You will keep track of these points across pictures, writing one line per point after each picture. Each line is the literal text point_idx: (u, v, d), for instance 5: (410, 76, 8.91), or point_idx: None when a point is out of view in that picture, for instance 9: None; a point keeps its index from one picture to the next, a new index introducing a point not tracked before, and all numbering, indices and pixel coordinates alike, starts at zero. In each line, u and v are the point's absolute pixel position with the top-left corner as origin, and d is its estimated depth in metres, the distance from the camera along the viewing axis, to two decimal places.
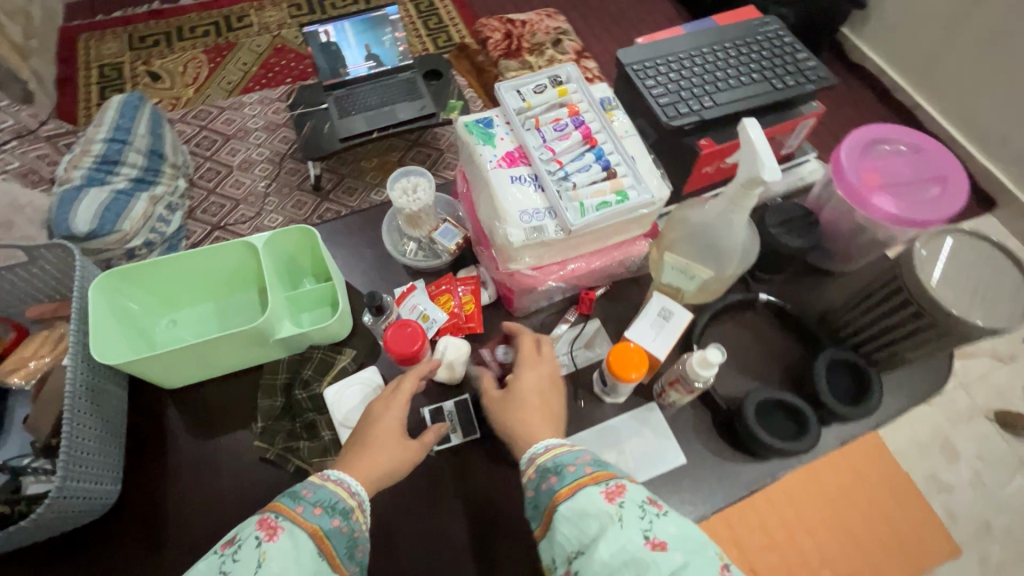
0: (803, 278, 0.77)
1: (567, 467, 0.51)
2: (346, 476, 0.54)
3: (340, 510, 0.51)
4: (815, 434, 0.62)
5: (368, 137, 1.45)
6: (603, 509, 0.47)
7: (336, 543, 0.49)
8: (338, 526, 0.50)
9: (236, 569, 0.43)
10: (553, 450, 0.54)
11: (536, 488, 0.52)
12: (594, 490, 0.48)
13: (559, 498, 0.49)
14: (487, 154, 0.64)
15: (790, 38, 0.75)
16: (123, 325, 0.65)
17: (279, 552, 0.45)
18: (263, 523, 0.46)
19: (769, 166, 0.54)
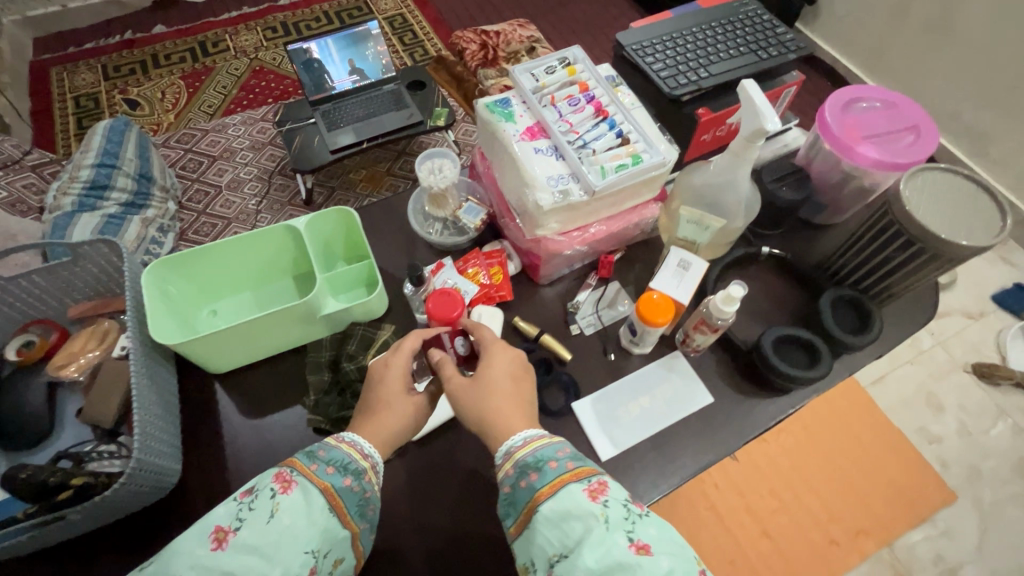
0: (799, 232, 0.84)
1: (548, 463, 0.52)
2: (359, 439, 0.57)
3: (352, 470, 0.54)
4: (829, 362, 0.67)
5: (357, 148, 1.49)
6: (588, 509, 0.47)
7: (347, 500, 0.53)
8: (349, 484, 0.53)
9: (253, 515, 0.47)
10: (531, 443, 0.54)
11: (513, 485, 0.52)
12: (576, 487, 0.49)
13: (541, 497, 0.50)
14: (510, 130, 0.69)
15: (768, 16, 0.84)
16: (171, 314, 0.68)
17: (289, 507, 0.49)
18: (278, 477, 0.50)
19: (770, 119, 0.59)
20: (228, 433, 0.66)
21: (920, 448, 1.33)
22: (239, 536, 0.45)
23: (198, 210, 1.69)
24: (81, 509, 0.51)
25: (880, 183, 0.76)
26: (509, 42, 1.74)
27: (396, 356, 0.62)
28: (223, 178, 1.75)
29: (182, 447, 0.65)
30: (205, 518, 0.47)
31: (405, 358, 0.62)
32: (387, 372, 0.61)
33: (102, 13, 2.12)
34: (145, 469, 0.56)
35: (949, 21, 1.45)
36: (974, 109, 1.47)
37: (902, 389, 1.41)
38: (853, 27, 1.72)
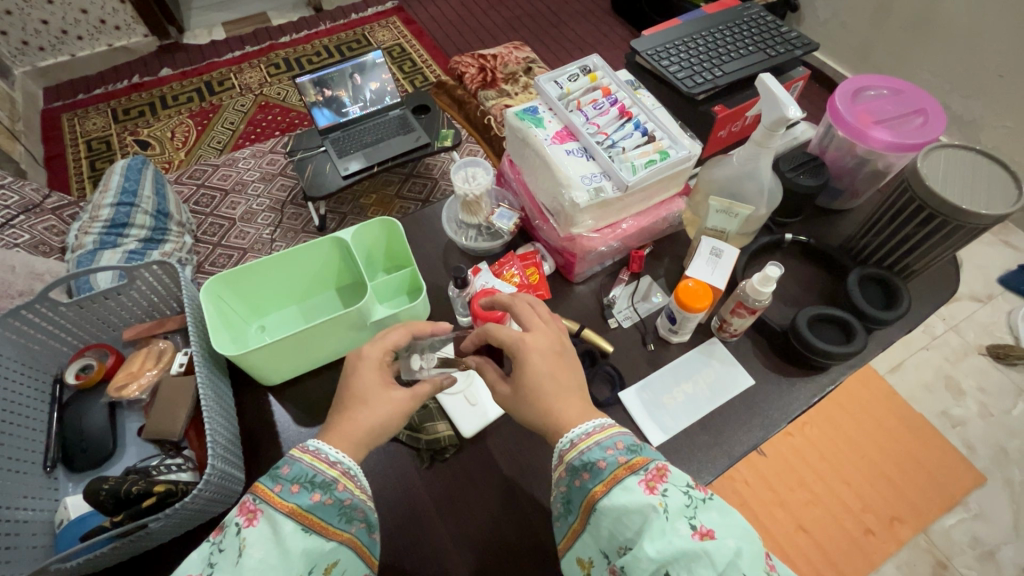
0: (815, 220, 0.88)
1: (598, 463, 0.50)
2: (324, 447, 0.54)
3: (319, 484, 0.51)
4: (863, 338, 0.69)
5: (369, 172, 1.52)
6: (644, 502, 0.45)
7: (322, 514, 0.51)
8: (321, 499, 0.51)
9: (223, 559, 0.46)
10: (592, 435, 0.52)
11: (568, 485, 0.52)
12: (633, 481, 0.47)
13: (595, 495, 0.49)
14: (541, 135, 0.73)
15: (772, 18, 0.90)
16: (228, 329, 0.71)
17: (257, 540, 0.47)
18: (243, 510, 0.49)
19: (792, 107, 0.61)
20: (286, 442, 0.68)
21: (946, 432, 1.34)
22: None
23: (213, 242, 1.72)
24: (161, 518, 0.53)
25: (894, 164, 0.79)
26: (507, 64, 1.80)
27: (374, 345, 0.61)
28: (236, 211, 1.79)
29: (244, 459, 0.66)
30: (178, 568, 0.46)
31: (383, 350, 0.61)
32: (361, 366, 0.59)
33: (109, 59, 2.19)
34: (216, 476, 0.57)
35: (931, 18, 1.51)
36: (963, 100, 1.53)
37: (922, 375, 1.43)
38: (837, 30, 1.79)
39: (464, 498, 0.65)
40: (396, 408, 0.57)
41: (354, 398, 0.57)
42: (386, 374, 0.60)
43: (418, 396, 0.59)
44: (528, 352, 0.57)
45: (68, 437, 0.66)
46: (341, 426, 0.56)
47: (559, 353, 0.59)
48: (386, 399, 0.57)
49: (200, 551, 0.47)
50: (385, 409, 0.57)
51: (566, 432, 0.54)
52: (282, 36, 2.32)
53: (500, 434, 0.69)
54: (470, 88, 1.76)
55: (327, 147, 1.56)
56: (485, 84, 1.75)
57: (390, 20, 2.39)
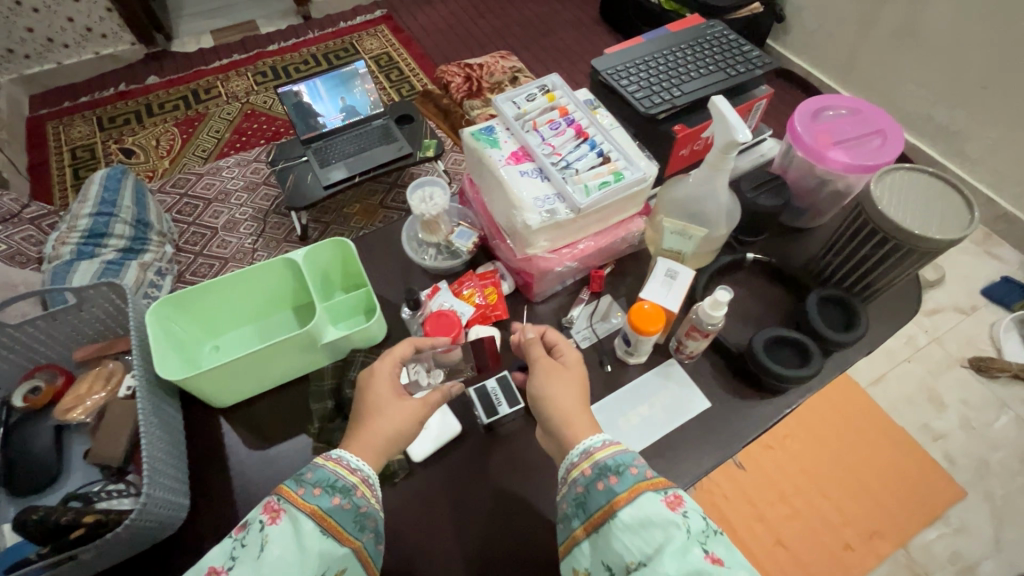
0: (780, 237, 0.87)
1: (628, 469, 0.53)
2: (345, 454, 0.57)
3: (339, 488, 0.54)
4: (819, 360, 0.69)
5: (351, 182, 1.53)
6: (669, 517, 0.48)
7: (339, 518, 0.53)
8: (340, 503, 0.53)
9: (244, 552, 0.48)
10: (617, 446, 0.56)
11: (588, 485, 0.53)
12: (655, 496, 0.50)
13: (619, 501, 0.51)
14: (496, 155, 0.72)
15: (734, 36, 0.88)
16: (176, 352, 0.69)
17: (279, 535, 0.49)
18: (269, 508, 0.51)
19: (740, 132, 0.63)
20: (234, 465, 0.67)
21: (926, 445, 1.34)
22: None
23: (196, 252, 1.72)
24: (92, 548, 0.52)
25: (853, 186, 0.78)
26: (492, 73, 1.89)
27: (384, 359, 0.63)
28: (219, 220, 1.79)
29: (190, 484, 0.65)
30: (201, 561, 0.48)
31: (393, 362, 0.63)
32: (374, 379, 0.61)
33: (97, 67, 2.20)
34: (155, 503, 0.56)
35: (914, 29, 1.52)
36: (947, 110, 1.55)
37: (903, 387, 1.42)
38: (823, 40, 1.80)
39: (412, 524, 0.64)
40: (411, 416, 0.59)
41: (369, 408, 0.59)
42: (399, 386, 0.62)
43: (429, 404, 0.61)
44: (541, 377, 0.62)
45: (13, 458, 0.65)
46: (359, 436, 0.58)
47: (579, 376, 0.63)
48: (402, 409, 0.59)
49: (223, 544, 0.49)
50: (397, 417, 0.59)
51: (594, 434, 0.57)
52: (271, 44, 2.32)
53: (450, 457, 0.69)
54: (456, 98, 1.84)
55: (309, 157, 1.57)
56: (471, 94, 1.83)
57: (378, 28, 2.39)
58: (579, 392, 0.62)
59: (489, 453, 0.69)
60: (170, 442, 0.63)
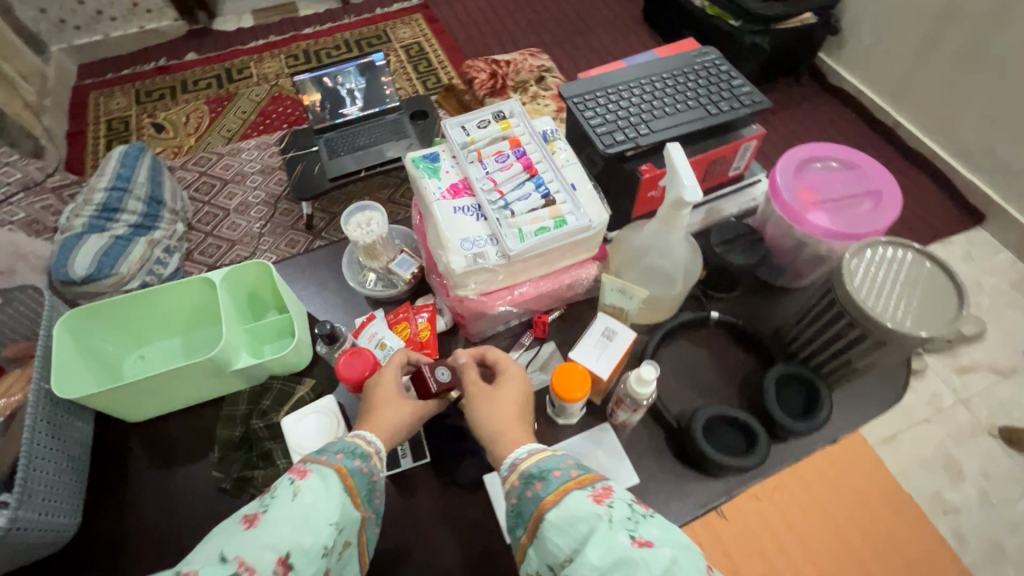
0: (757, 295, 0.78)
1: (552, 473, 0.52)
2: (363, 431, 0.59)
3: (359, 454, 0.56)
4: (764, 449, 0.62)
5: (357, 176, 1.52)
6: (591, 510, 0.46)
7: (358, 481, 0.54)
8: (359, 467, 0.55)
9: (275, 502, 0.48)
10: (537, 454, 0.55)
11: (519, 496, 0.52)
12: (580, 494, 0.48)
13: (546, 505, 0.49)
14: (432, 187, 0.67)
15: (727, 67, 0.78)
16: (90, 362, 0.68)
17: (311, 485, 0.50)
18: (295, 470, 0.52)
19: (689, 187, 0.56)
20: (138, 484, 0.66)
21: (935, 519, 1.21)
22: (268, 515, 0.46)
23: (206, 232, 1.75)
24: None
25: (836, 253, 0.69)
26: (518, 71, 1.83)
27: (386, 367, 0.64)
28: (232, 202, 1.81)
29: (85, 502, 0.65)
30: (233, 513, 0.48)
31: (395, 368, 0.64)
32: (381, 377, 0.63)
33: (141, 41, 2.26)
34: (22, 525, 0.55)
35: (986, 53, 1.37)
36: (1011, 148, 1.40)
37: (918, 451, 1.28)
38: (879, 58, 1.64)
39: None
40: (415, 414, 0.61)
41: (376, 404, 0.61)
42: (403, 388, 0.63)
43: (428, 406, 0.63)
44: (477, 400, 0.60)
45: None
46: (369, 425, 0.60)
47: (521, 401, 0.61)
48: (405, 408, 0.61)
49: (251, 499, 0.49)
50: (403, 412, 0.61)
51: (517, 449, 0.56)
52: (306, 27, 2.33)
53: None
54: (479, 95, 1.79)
55: (320, 147, 1.55)
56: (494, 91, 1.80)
57: (413, 16, 2.36)
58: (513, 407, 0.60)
59: (393, 504, 0.65)
60: (64, 459, 0.62)
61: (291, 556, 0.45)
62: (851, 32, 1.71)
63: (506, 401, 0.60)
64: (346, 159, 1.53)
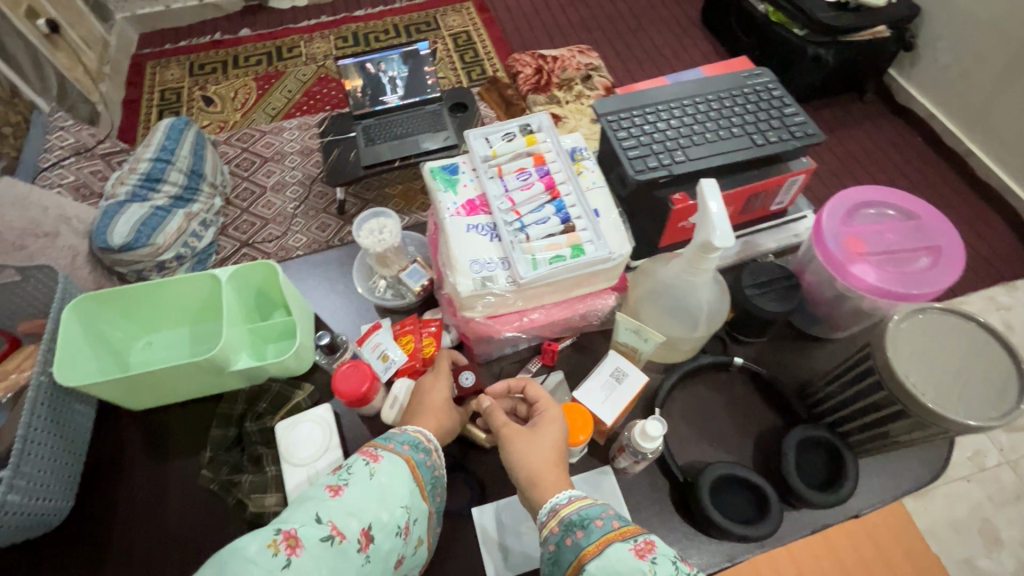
0: (787, 343, 0.72)
1: (594, 522, 0.49)
2: (424, 426, 0.59)
3: (423, 448, 0.56)
4: (776, 519, 0.57)
5: (390, 166, 1.50)
6: (635, 566, 0.44)
7: (423, 473, 0.55)
8: (424, 459, 0.56)
9: (352, 481, 0.50)
10: (576, 501, 0.51)
11: (559, 543, 0.49)
12: (623, 547, 0.46)
13: (586, 556, 0.47)
14: (447, 202, 0.64)
15: (780, 92, 0.72)
16: (97, 347, 0.69)
17: (386, 468, 0.52)
18: (368, 452, 0.53)
19: (720, 231, 0.51)
20: (133, 471, 0.66)
21: None
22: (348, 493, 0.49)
23: (242, 208, 1.78)
24: None
25: (882, 309, 0.63)
26: (564, 68, 1.78)
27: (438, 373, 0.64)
28: (270, 179, 1.84)
29: (81, 484, 0.66)
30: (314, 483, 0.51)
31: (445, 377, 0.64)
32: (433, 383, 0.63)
33: (200, 14, 2.31)
34: (10, 508, 0.55)
35: None
36: None
37: (953, 510, 1.19)
38: (956, 80, 1.51)
39: None
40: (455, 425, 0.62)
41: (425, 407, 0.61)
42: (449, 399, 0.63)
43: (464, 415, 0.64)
44: (512, 437, 0.55)
45: None
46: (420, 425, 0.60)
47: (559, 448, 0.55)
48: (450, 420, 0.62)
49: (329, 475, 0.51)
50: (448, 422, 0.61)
51: (551, 496, 0.53)
52: (358, 9, 2.33)
53: None
54: (521, 90, 1.78)
55: (357, 133, 1.55)
56: (537, 87, 1.76)
57: (465, 5, 2.32)
58: (551, 449, 0.55)
59: None
60: (60, 444, 0.63)
61: (373, 528, 0.48)
62: (927, 50, 1.58)
63: (544, 447, 0.55)
64: (381, 147, 1.52)
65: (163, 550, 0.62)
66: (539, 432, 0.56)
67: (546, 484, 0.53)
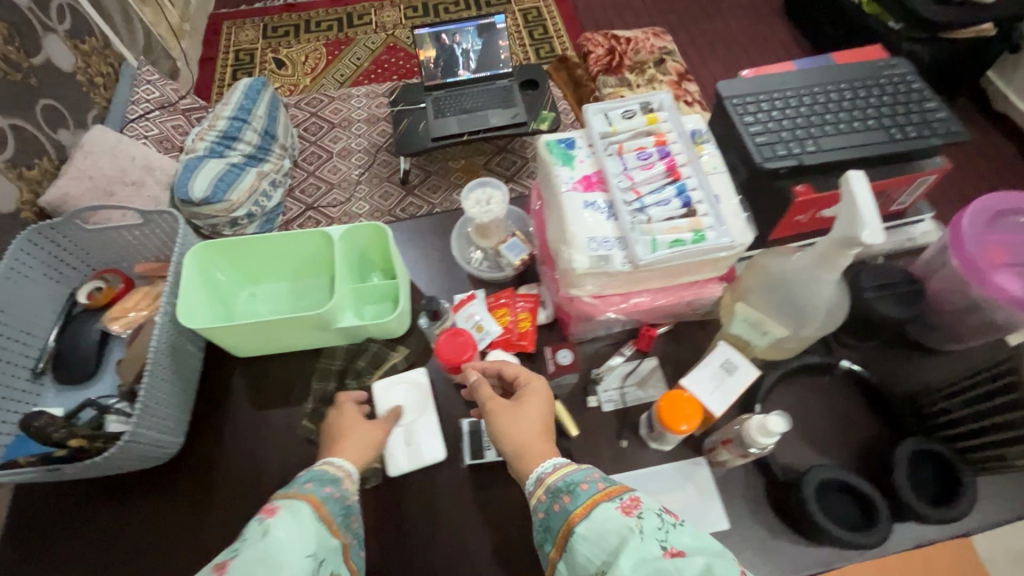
0: (897, 350, 0.69)
1: (579, 486, 0.49)
2: (331, 460, 0.56)
3: (329, 479, 0.54)
4: (885, 531, 0.55)
5: (459, 139, 1.49)
6: (623, 522, 0.43)
7: (330, 508, 0.52)
8: (331, 492, 0.53)
9: (244, 544, 0.45)
10: (561, 468, 0.52)
11: (547, 510, 0.49)
12: (608, 505, 0.45)
13: (574, 519, 0.46)
14: (564, 176, 0.63)
15: (920, 84, 0.67)
16: (210, 293, 0.71)
17: (282, 522, 0.46)
18: (264, 509, 0.48)
19: (870, 226, 0.48)
20: (236, 415, 0.69)
21: None
22: (239, 557, 0.43)
23: (308, 171, 1.77)
24: (76, 466, 0.56)
25: (1015, 324, 0.59)
26: (638, 51, 1.70)
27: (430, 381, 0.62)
28: (336, 146, 1.83)
29: (189, 422, 0.69)
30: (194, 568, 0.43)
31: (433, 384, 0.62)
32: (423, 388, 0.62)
33: None
34: (138, 439, 0.58)
35: None
36: None
37: None
38: None
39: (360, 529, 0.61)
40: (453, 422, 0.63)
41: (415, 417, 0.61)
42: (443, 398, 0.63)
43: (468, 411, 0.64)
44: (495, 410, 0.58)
45: (65, 347, 0.72)
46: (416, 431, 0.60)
47: (544, 420, 0.58)
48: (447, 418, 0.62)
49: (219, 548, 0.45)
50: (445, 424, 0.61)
51: (538, 464, 0.53)
52: None
53: (427, 479, 0.64)
54: (592, 70, 1.73)
55: (427, 105, 1.54)
56: (609, 68, 1.70)
57: None
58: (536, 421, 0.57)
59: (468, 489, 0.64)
60: (175, 383, 0.65)
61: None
62: None
63: (531, 418, 0.57)
64: (450, 121, 1.51)
65: (265, 491, 0.65)
66: (526, 404, 0.58)
67: (532, 454, 0.54)
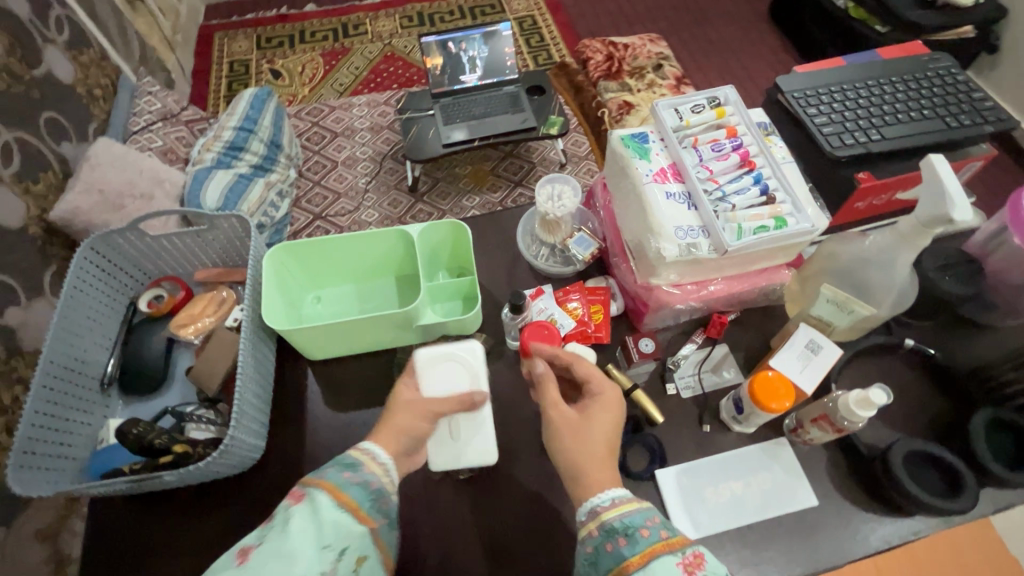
0: (954, 329, 0.72)
1: (639, 531, 0.48)
2: (368, 443, 0.54)
3: (346, 465, 0.52)
4: (972, 497, 0.57)
5: (470, 145, 1.51)
6: None
7: (353, 494, 0.50)
8: (350, 477, 0.51)
9: (265, 537, 0.46)
10: (619, 505, 0.50)
11: (598, 547, 0.48)
12: (671, 560, 0.45)
13: (629, 566, 0.46)
14: (643, 168, 0.65)
15: (964, 76, 0.71)
16: (282, 296, 0.71)
17: (299, 513, 0.47)
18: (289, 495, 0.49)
19: (958, 205, 0.51)
20: (313, 418, 0.68)
21: None
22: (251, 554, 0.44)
23: (314, 180, 1.75)
24: (176, 473, 0.55)
25: None
26: (636, 57, 1.75)
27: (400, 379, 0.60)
28: (340, 155, 1.81)
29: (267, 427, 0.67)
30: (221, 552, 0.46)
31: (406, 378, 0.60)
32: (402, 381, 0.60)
33: None
34: (236, 443, 0.57)
35: None
36: None
37: None
38: None
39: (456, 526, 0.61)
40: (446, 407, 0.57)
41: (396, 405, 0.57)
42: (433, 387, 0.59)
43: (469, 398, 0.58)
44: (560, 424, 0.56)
45: (127, 357, 0.70)
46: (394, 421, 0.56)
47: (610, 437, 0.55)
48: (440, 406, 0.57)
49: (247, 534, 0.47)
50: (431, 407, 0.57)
51: (594, 491, 0.52)
52: None
53: (518, 472, 0.64)
54: (591, 76, 1.71)
55: (436, 112, 1.55)
56: (608, 74, 1.70)
57: None
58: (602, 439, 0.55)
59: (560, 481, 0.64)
60: (257, 388, 0.64)
61: None
62: (1012, 52, 1.58)
63: (597, 435, 0.55)
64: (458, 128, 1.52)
65: None
66: (594, 416, 0.56)
67: (591, 474, 0.53)
